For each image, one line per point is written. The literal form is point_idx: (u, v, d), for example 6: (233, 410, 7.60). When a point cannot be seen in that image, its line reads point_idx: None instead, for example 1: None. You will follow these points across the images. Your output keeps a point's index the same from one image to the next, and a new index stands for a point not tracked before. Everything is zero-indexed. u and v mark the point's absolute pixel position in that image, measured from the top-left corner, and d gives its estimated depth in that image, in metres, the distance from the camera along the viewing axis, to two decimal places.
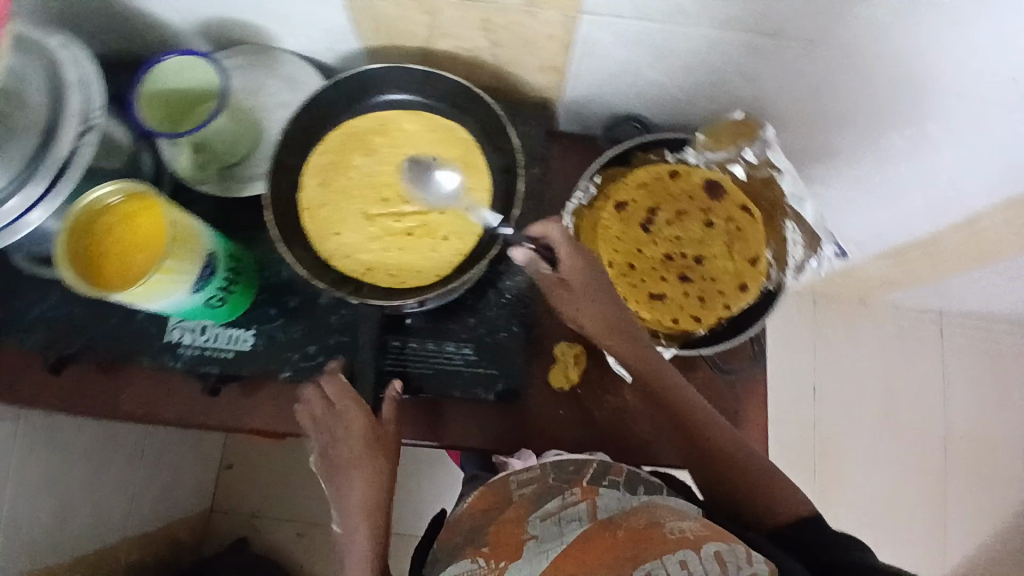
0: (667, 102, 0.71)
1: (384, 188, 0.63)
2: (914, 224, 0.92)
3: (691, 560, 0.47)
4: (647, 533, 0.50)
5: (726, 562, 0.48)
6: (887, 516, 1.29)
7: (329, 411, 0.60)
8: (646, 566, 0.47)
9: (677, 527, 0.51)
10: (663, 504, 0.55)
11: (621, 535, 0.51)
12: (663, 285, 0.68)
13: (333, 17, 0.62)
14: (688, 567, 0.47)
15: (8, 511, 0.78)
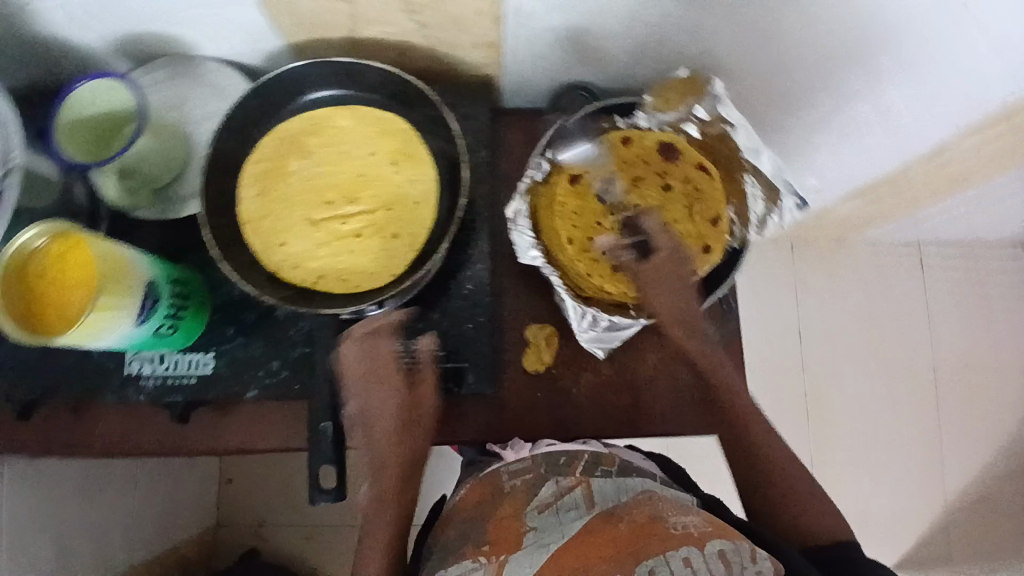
0: (612, 66, 0.68)
1: (326, 191, 0.60)
2: (881, 163, 0.90)
3: (695, 557, 0.47)
4: (649, 528, 0.50)
5: (731, 561, 0.47)
6: (884, 451, 1.31)
7: (379, 371, 0.60)
8: (650, 563, 0.47)
9: (680, 522, 0.51)
10: (662, 498, 0.56)
11: (622, 530, 0.51)
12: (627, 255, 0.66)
13: (248, 16, 0.58)
14: (692, 564, 0.46)
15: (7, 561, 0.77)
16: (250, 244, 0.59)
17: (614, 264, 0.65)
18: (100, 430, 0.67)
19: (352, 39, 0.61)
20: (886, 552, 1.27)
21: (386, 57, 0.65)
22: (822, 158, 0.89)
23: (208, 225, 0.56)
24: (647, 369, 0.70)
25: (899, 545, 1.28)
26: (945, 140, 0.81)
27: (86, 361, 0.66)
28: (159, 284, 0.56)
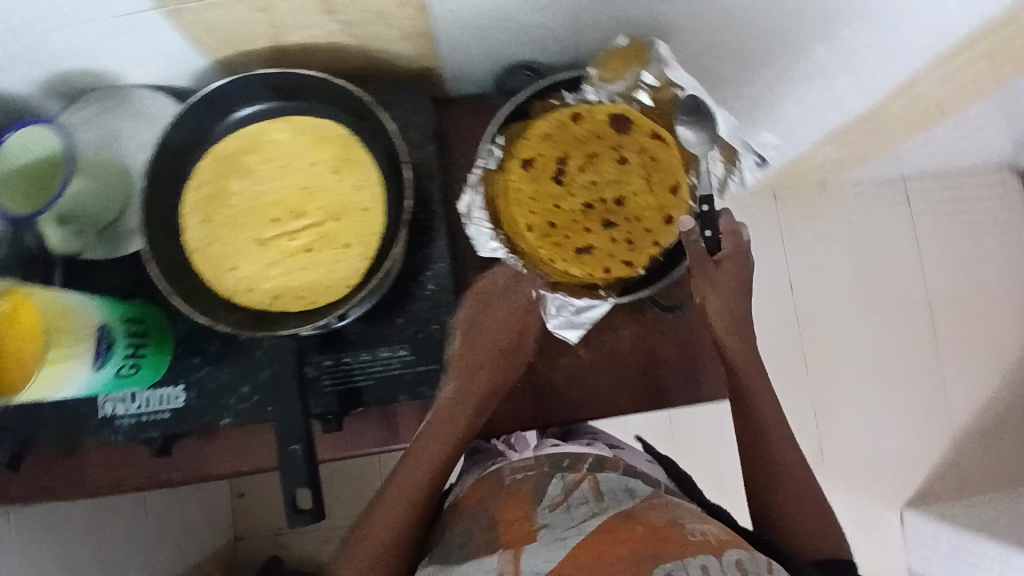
0: (553, 42, 0.65)
1: (270, 209, 0.59)
2: (850, 105, 0.87)
3: (712, 564, 0.46)
4: (666, 531, 0.50)
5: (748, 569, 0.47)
6: (886, 392, 1.30)
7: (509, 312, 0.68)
8: (668, 565, 0.46)
9: (698, 529, 0.51)
10: (678, 504, 0.56)
11: (638, 531, 0.50)
12: (589, 235, 0.63)
13: (164, 39, 0.56)
14: (710, 570, 0.45)
15: None
16: (201, 272, 0.58)
17: (577, 247, 0.63)
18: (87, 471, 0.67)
19: (278, 47, 0.59)
20: (896, 491, 1.28)
21: (317, 61, 0.62)
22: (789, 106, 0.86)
23: (154, 260, 0.54)
24: (625, 346, 0.69)
25: (909, 482, 1.28)
26: (912, 75, 0.78)
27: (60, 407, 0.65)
28: (112, 327, 0.55)
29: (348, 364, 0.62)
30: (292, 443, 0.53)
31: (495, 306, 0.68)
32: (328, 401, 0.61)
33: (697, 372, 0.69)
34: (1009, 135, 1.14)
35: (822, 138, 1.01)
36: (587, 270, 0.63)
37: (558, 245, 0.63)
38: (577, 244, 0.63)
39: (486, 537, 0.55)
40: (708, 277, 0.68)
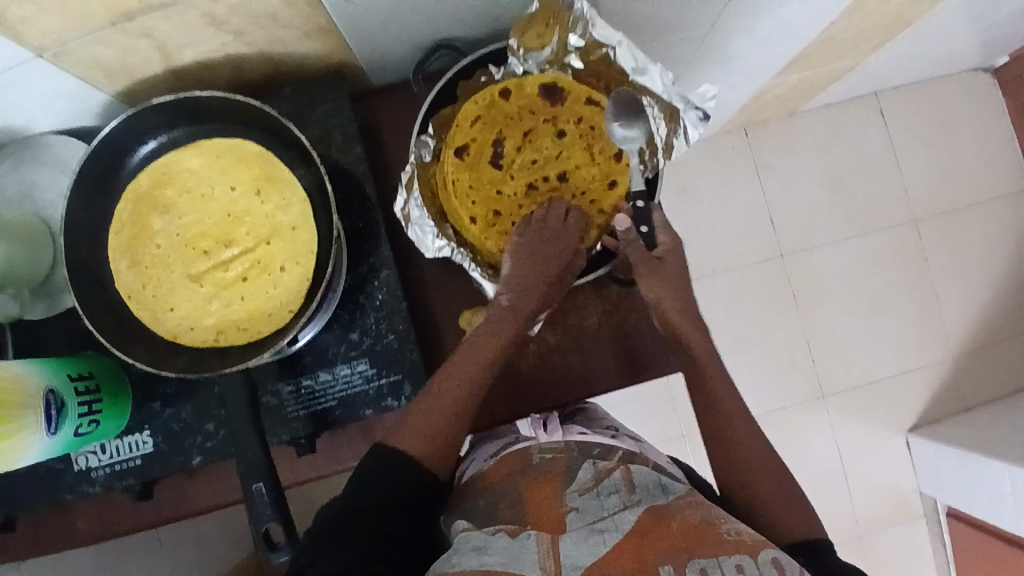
0: (470, 19, 0.60)
1: (198, 241, 0.56)
2: (801, 31, 0.82)
3: (748, 566, 0.44)
4: (702, 530, 0.48)
5: (786, 569, 0.44)
6: (879, 314, 1.29)
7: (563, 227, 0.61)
8: (702, 563, 0.44)
9: (734, 529, 0.48)
10: (714, 506, 0.52)
11: (675, 528, 0.48)
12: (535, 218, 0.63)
13: (51, 83, 0.52)
14: (746, 571, 0.44)
15: None
16: (138, 319, 0.55)
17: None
18: (80, 523, 0.67)
19: (175, 69, 0.55)
20: (899, 413, 1.28)
21: (222, 76, 0.58)
22: (738, 42, 0.81)
23: (85, 314, 0.53)
24: (593, 323, 0.67)
25: (911, 402, 1.28)
26: None
27: (33, 474, 0.62)
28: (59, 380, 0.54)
29: (309, 387, 0.60)
30: (255, 480, 0.52)
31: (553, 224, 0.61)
32: (295, 427, 0.60)
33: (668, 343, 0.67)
34: (980, 34, 1.09)
35: (783, 69, 0.96)
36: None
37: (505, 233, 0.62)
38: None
39: (514, 521, 0.50)
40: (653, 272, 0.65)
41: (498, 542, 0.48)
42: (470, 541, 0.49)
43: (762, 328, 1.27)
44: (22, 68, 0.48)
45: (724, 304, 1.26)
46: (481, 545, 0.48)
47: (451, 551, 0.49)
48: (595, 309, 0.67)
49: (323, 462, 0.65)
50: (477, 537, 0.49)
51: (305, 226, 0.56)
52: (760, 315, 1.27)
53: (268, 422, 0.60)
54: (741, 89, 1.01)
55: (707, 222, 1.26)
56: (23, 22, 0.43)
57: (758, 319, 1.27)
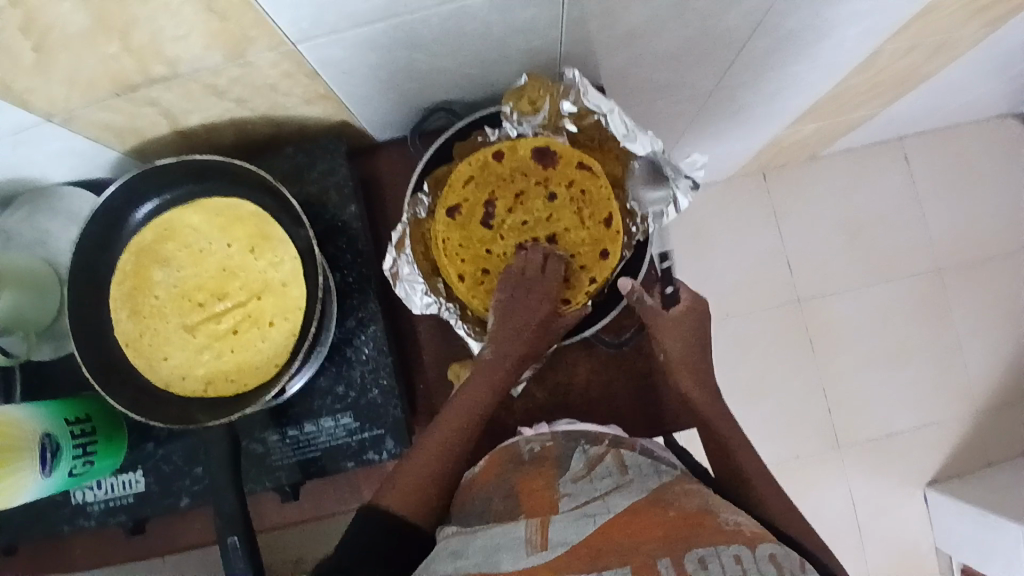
0: (465, 83, 0.61)
1: (195, 294, 0.59)
2: (812, 87, 0.82)
3: (745, 556, 0.40)
4: (699, 517, 0.43)
5: (785, 567, 0.40)
6: (898, 365, 1.25)
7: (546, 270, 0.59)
8: (699, 552, 0.40)
9: (733, 520, 0.44)
10: (714, 494, 0.48)
11: (670, 516, 0.43)
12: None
13: (64, 144, 0.55)
14: (744, 563, 0.39)
15: None
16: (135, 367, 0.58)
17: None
18: (78, 554, 0.70)
19: (181, 130, 0.58)
20: (918, 469, 1.23)
21: (227, 135, 0.61)
22: (747, 99, 0.81)
23: (85, 361, 0.55)
24: (582, 383, 0.66)
25: (931, 458, 1.23)
26: (874, 49, 0.72)
27: (34, 506, 0.65)
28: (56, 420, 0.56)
29: (295, 437, 0.62)
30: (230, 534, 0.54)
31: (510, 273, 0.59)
32: (279, 475, 0.62)
33: (656, 406, 0.66)
34: (1008, 83, 1.05)
35: (795, 120, 0.95)
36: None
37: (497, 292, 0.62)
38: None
39: (504, 511, 0.47)
40: (664, 327, 0.62)
41: (477, 541, 0.45)
42: (449, 545, 0.46)
43: (773, 374, 1.24)
44: (33, 130, 0.51)
45: (735, 350, 1.24)
46: (459, 549, 0.45)
47: (432, 556, 0.47)
48: (586, 370, 0.67)
49: (307, 508, 0.66)
50: (456, 540, 0.46)
51: (295, 285, 0.58)
52: (772, 362, 1.24)
53: (254, 470, 0.62)
54: (752, 138, 1.00)
55: (720, 265, 1.25)
56: (29, 92, 0.46)
57: (769, 366, 1.24)
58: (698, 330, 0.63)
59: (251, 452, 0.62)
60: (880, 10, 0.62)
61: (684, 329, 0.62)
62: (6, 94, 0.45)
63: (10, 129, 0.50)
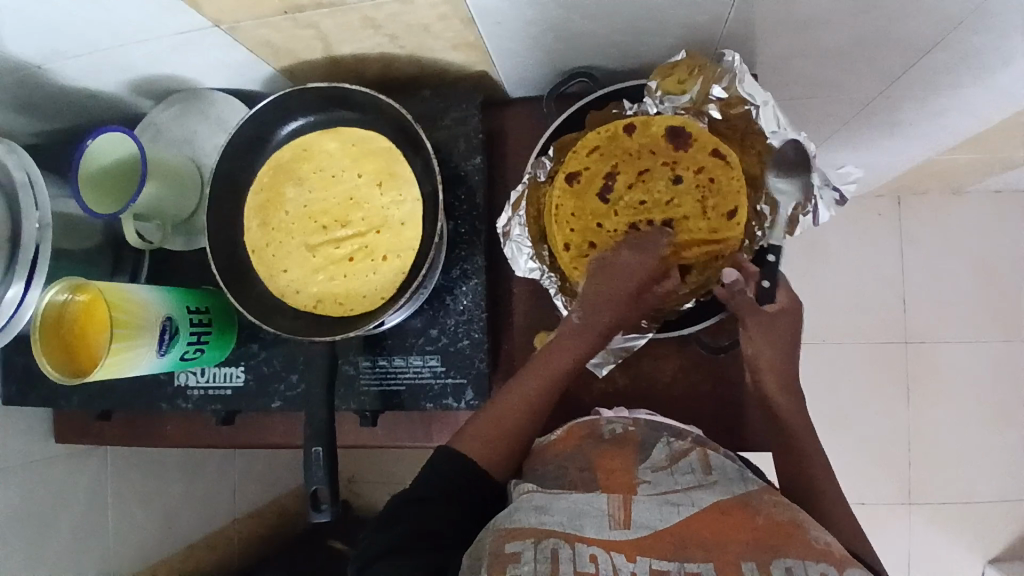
0: (612, 52, 0.60)
1: (319, 216, 0.62)
2: (981, 114, 0.75)
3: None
4: (789, 529, 0.42)
5: None
6: (993, 427, 1.19)
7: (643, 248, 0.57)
8: (787, 562, 0.40)
9: (823, 539, 0.42)
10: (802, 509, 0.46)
11: (758, 522, 0.43)
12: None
13: (228, 52, 0.58)
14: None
15: (160, 520, 0.89)
16: (256, 274, 0.62)
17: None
18: (170, 428, 0.77)
19: (332, 57, 0.60)
20: (987, 537, 1.19)
21: (373, 69, 0.62)
22: (906, 115, 0.75)
23: (213, 258, 0.59)
24: (667, 378, 0.65)
25: (1004, 530, 1.19)
26: None
27: (140, 379, 0.72)
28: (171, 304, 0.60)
29: (384, 367, 0.65)
30: (314, 444, 0.58)
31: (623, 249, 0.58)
32: (364, 399, 0.65)
33: (738, 418, 0.64)
34: None
35: (951, 146, 0.87)
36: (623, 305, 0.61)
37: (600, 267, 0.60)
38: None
39: (584, 481, 0.48)
40: (762, 326, 0.58)
41: (563, 503, 0.45)
42: (531, 500, 0.46)
43: (856, 410, 1.20)
44: (201, 34, 0.54)
45: (822, 376, 1.21)
46: (543, 505, 0.45)
47: (512, 508, 0.46)
48: (674, 367, 0.65)
49: (382, 435, 0.69)
50: (541, 497, 0.46)
51: (412, 225, 0.60)
52: (861, 396, 1.20)
53: (342, 389, 0.66)
54: (890, 159, 0.93)
55: (825, 286, 1.20)
56: None
57: (855, 402, 1.20)
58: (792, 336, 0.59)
59: (343, 372, 0.66)
60: None
61: (782, 334, 0.58)
62: None
63: (181, 29, 0.53)
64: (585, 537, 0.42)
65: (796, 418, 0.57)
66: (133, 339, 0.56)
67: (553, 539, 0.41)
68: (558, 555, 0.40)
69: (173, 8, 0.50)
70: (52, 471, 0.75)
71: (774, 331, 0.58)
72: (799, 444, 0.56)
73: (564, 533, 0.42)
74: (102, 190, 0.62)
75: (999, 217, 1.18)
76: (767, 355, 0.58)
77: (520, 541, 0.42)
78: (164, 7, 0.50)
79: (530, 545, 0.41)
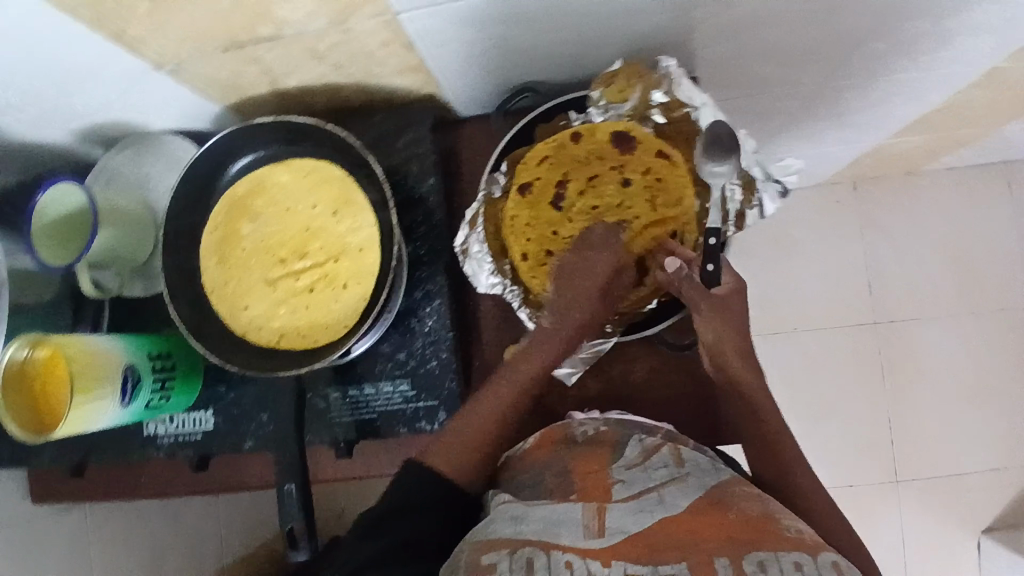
0: (557, 66, 0.61)
1: (277, 249, 0.62)
2: (923, 98, 0.77)
3: (808, 564, 0.39)
4: (762, 522, 0.43)
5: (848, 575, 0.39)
6: (972, 399, 1.21)
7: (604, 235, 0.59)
8: (760, 556, 0.40)
9: (795, 527, 0.43)
10: (773, 499, 0.47)
11: (732, 518, 0.43)
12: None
13: (174, 93, 0.58)
14: (806, 570, 0.39)
15: None
16: (216, 312, 0.61)
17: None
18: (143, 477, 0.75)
19: (280, 90, 0.60)
20: (977, 513, 1.20)
21: (322, 99, 0.63)
22: (851, 105, 0.77)
23: (172, 301, 0.58)
24: (638, 380, 0.66)
25: (994, 504, 1.20)
26: (997, 64, 0.69)
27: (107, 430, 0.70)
28: (133, 355, 0.59)
29: (355, 396, 0.64)
30: (287, 481, 0.57)
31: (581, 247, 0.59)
32: (337, 430, 0.64)
33: (712, 415, 0.64)
34: None
35: (897, 131, 0.90)
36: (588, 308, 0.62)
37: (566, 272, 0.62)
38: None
39: (561, 487, 0.48)
40: (716, 310, 0.57)
41: (538, 513, 0.45)
42: (508, 511, 0.47)
43: (840, 395, 1.22)
44: (145, 77, 0.54)
45: (800, 365, 1.22)
46: (520, 515, 0.46)
47: (490, 519, 0.47)
48: (643, 368, 0.66)
49: (359, 466, 0.68)
50: (518, 507, 0.47)
51: (371, 251, 0.60)
52: (840, 381, 1.22)
53: (314, 423, 0.65)
54: (842, 147, 0.96)
55: (793, 275, 1.23)
56: (142, 41, 0.49)
57: (837, 387, 1.22)
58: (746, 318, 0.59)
59: (314, 404, 0.65)
60: (1011, 22, 0.58)
61: (736, 317, 0.58)
62: (121, 41, 0.48)
63: (123, 74, 0.53)
64: (560, 544, 0.42)
65: (767, 407, 0.58)
66: (93, 399, 0.55)
67: (528, 548, 0.42)
68: (533, 564, 0.40)
69: (108, 52, 0.49)
70: (22, 533, 0.73)
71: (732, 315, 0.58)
72: (772, 436, 0.57)
73: (538, 541, 0.42)
74: (57, 240, 0.61)
75: (955, 196, 1.22)
76: (730, 338, 0.57)
77: (496, 553, 0.42)
78: (100, 52, 0.49)
79: (505, 555, 0.42)
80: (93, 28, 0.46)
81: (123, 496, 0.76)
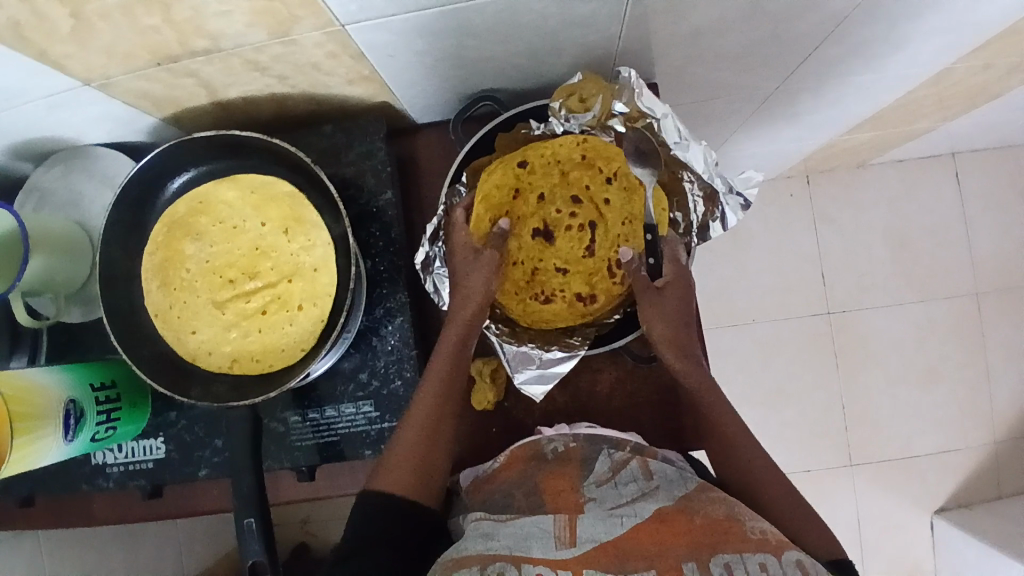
0: (514, 75, 0.59)
1: (225, 269, 0.58)
2: (875, 97, 0.78)
3: (772, 565, 0.41)
4: (727, 523, 0.44)
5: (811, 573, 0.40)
6: (921, 381, 1.26)
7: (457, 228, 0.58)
8: (726, 558, 0.41)
9: (759, 528, 0.44)
10: (738, 502, 0.48)
11: (696, 522, 0.45)
12: (554, 275, 0.60)
13: (105, 108, 0.54)
14: (770, 570, 0.40)
15: None
16: (161, 338, 0.58)
17: (542, 289, 0.61)
18: (94, 509, 0.71)
19: (221, 101, 0.56)
20: (928, 492, 1.26)
21: (268, 109, 0.59)
22: (806, 105, 0.78)
23: (111, 329, 0.55)
24: (603, 392, 0.65)
25: (943, 482, 1.26)
26: (947, 65, 0.70)
27: (52, 465, 0.66)
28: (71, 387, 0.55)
29: (315, 419, 0.62)
30: (246, 515, 0.55)
31: (488, 256, 0.57)
32: (297, 455, 0.62)
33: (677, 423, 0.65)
34: None
35: (851, 128, 0.91)
36: (562, 311, 0.61)
37: (525, 279, 0.61)
38: (543, 285, 0.61)
39: (533, 506, 0.48)
40: (650, 304, 0.57)
41: (509, 528, 0.45)
42: (479, 528, 0.47)
43: (798, 382, 1.25)
44: (72, 93, 0.50)
45: (759, 355, 1.25)
46: (490, 531, 0.46)
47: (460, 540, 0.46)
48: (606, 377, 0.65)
49: (322, 487, 0.66)
50: (487, 524, 0.47)
51: (326, 269, 0.57)
52: (798, 370, 1.25)
53: (273, 448, 0.63)
54: (797, 142, 0.97)
55: (751, 268, 1.25)
56: (67, 58, 0.44)
57: (795, 376, 1.25)
58: (685, 309, 0.58)
59: (272, 428, 0.63)
60: (962, 26, 0.59)
61: (671, 307, 0.58)
62: (42, 59, 0.44)
63: (48, 90, 0.49)
64: (532, 557, 0.42)
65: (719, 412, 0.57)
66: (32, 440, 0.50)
67: (499, 563, 0.42)
68: None
69: (27, 69, 0.45)
70: None
71: (666, 301, 0.57)
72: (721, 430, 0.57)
73: (510, 556, 0.42)
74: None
75: (905, 186, 1.26)
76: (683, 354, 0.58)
77: (467, 570, 0.42)
78: (18, 70, 0.45)
79: (476, 572, 0.41)
80: (9, 47, 0.42)
81: (73, 527, 0.72)
